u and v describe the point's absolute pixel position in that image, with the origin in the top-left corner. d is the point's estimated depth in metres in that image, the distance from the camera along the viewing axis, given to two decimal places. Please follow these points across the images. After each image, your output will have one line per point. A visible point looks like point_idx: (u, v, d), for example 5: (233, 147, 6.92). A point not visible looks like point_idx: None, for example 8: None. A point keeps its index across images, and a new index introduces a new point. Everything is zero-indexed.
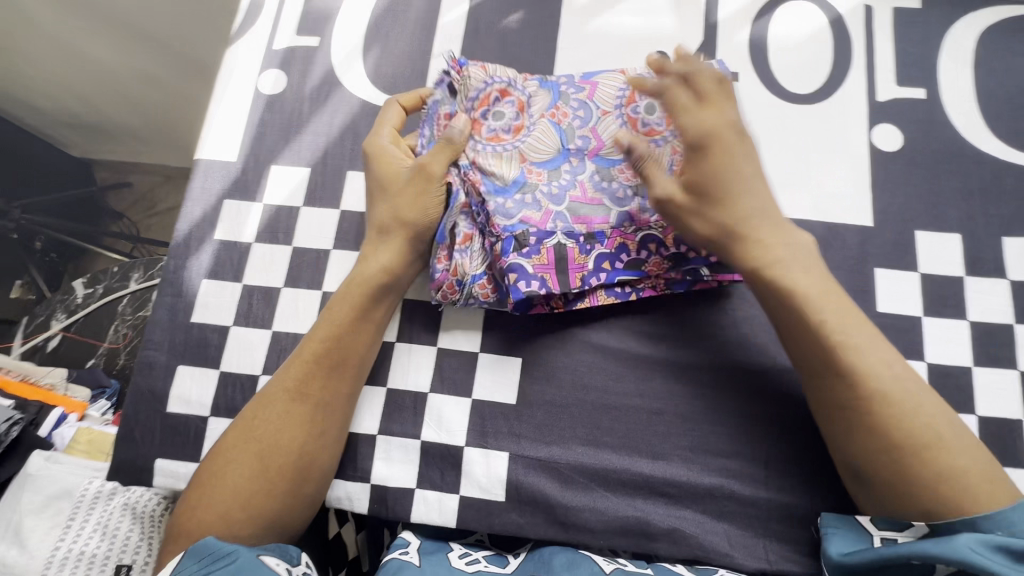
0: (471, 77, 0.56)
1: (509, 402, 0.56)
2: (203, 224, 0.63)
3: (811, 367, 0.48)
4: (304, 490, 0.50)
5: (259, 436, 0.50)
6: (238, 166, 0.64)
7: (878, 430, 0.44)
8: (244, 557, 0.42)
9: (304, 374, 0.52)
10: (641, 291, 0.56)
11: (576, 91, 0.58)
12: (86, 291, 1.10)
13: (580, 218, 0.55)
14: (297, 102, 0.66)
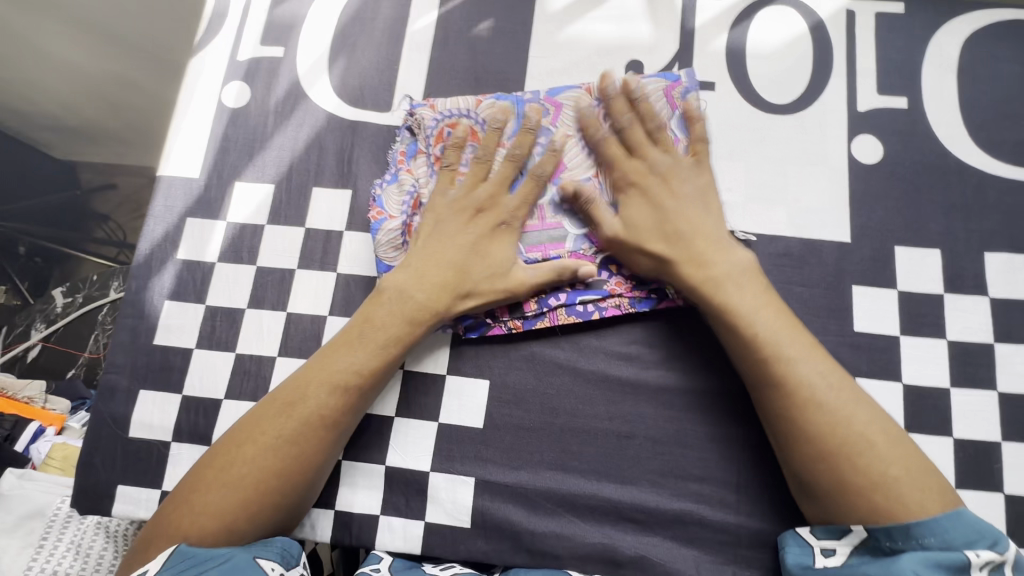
0: (423, 117, 0.58)
1: (476, 426, 0.55)
2: (165, 243, 0.61)
3: (753, 375, 0.49)
4: (308, 494, 0.51)
5: (281, 452, 0.48)
6: (201, 182, 0.63)
7: (815, 437, 0.46)
8: (237, 560, 0.44)
9: (341, 404, 0.50)
10: (605, 309, 0.55)
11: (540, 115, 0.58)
12: (65, 300, 1.09)
13: (535, 246, 0.56)
14: (260, 116, 0.64)
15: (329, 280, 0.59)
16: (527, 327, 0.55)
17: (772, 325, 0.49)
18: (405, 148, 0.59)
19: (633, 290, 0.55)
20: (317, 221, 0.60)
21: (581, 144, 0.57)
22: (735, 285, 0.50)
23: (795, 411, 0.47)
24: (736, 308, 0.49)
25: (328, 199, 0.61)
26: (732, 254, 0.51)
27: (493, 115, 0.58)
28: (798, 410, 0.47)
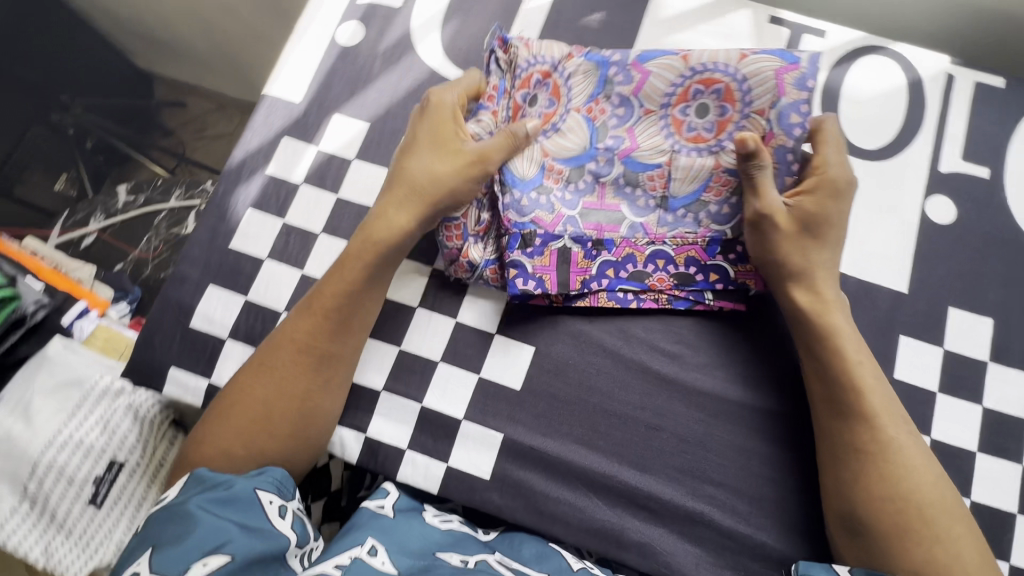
0: (517, 54, 0.56)
1: (513, 387, 0.57)
2: (257, 157, 0.65)
3: (841, 404, 0.51)
4: (308, 426, 0.53)
5: (267, 380, 0.53)
6: (301, 108, 0.66)
7: (895, 480, 0.48)
8: (239, 490, 0.46)
9: (311, 328, 0.54)
10: (643, 300, 0.58)
11: (623, 82, 0.56)
12: (127, 198, 1.16)
13: (594, 222, 0.56)
14: (369, 58, 0.67)
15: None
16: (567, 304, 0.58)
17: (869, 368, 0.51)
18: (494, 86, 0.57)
19: (673, 288, 0.56)
20: None
21: (661, 123, 0.56)
22: (843, 317, 0.53)
23: (880, 451, 0.49)
24: (838, 340, 0.52)
25: None
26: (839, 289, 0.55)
27: (578, 74, 0.56)
28: (886, 450, 0.49)
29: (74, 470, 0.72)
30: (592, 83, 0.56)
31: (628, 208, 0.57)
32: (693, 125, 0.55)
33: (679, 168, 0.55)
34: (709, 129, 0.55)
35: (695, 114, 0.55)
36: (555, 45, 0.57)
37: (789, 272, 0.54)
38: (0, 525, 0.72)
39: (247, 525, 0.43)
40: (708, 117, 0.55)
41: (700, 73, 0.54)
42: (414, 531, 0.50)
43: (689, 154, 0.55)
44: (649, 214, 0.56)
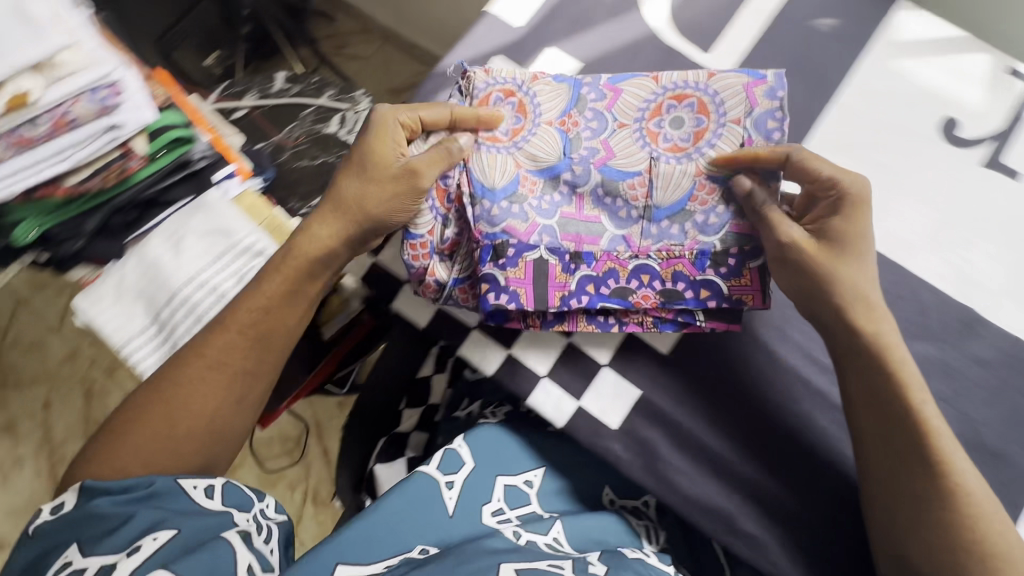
0: (476, 77, 0.62)
1: (662, 349, 0.60)
2: (467, 69, 0.67)
3: (897, 445, 0.52)
4: (203, 456, 0.63)
5: (176, 399, 0.62)
6: (519, 33, 0.67)
7: (959, 514, 0.50)
8: (163, 485, 0.57)
9: (229, 343, 0.64)
10: (625, 324, 0.59)
11: (595, 100, 0.61)
12: (282, 85, 1.20)
13: (570, 234, 0.59)
14: (594, 4, 0.68)
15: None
16: (544, 328, 0.59)
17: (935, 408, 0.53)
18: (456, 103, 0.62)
19: (660, 305, 0.58)
20: None
21: (635, 134, 0.60)
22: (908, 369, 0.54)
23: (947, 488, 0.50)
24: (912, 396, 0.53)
25: None
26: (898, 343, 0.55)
27: (544, 90, 0.61)
28: (960, 486, 0.50)
29: (204, 310, 0.77)
30: (564, 100, 0.61)
31: (608, 223, 0.59)
32: (668, 136, 0.59)
33: (661, 177, 0.59)
34: (686, 140, 0.60)
35: (669, 125, 0.60)
36: (516, 69, 0.62)
37: (845, 303, 0.55)
38: (128, 337, 0.77)
39: (180, 511, 0.55)
40: (683, 129, 0.60)
41: (673, 91, 0.60)
42: (459, 533, 0.67)
43: (669, 162, 0.59)
44: (628, 228, 0.59)
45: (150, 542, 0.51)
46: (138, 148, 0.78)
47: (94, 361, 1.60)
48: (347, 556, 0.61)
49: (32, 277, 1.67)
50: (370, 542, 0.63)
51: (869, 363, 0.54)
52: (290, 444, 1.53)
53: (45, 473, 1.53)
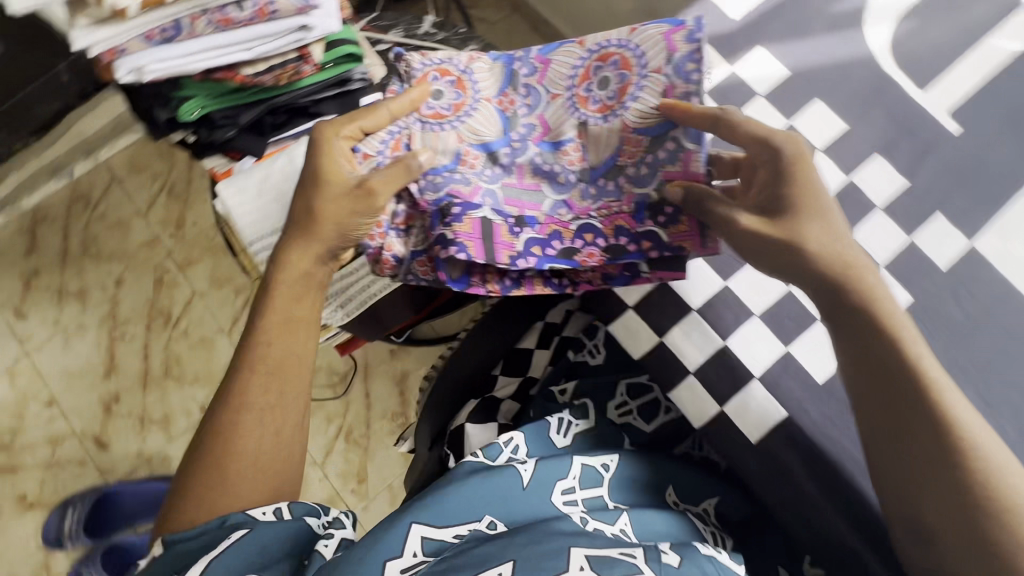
0: (412, 60, 0.74)
1: (816, 379, 0.65)
2: (671, 52, 0.66)
3: (915, 450, 0.57)
4: (268, 485, 0.69)
5: (221, 460, 0.68)
6: (732, 27, 0.66)
7: (999, 517, 0.54)
8: (235, 518, 0.65)
9: (254, 381, 0.71)
10: (579, 283, 0.71)
11: (527, 75, 0.72)
12: (429, 29, 1.19)
13: (514, 200, 0.70)
14: (814, 15, 0.66)
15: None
16: (503, 288, 0.71)
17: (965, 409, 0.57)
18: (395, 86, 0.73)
19: (605, 260, 0.67)
20: (803, 122, 0.63)
21: (566, 102, 0.70)
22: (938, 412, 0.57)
23: (982, 492, 0.55)
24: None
25: (817, 116, 0.64)
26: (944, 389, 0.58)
27: (479, 69, 0.73)
28: (1002, 495, 0.54)
29: None
30: (498, 80, 0.73)
31: (550, 189, 0.70)
32: (594, 97, 0.69)
33: (589, 140, 0.69)
34: (610, 97, 0.68)
35: (595, 85, 0.69)
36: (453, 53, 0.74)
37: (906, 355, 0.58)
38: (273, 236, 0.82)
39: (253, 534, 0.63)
40: (603, 90, 0.69)
41: (595, 52, 0.69)
42: (521, 514, 0.70)
43: (599, 124, 0.68)
44: (568, 192, 0.70)
45: (234, 535, 0.63)
46: (315, 54, 0.78)
47: (169, 253, 1.65)
48: (422, 516, 0.65)
49: (130, 159, 1.71)
50: (449, 509, 0.67)
51: (891, 368, 0.58)
52: (335, 378, 1.55)
53: (104, 346, 1.59)
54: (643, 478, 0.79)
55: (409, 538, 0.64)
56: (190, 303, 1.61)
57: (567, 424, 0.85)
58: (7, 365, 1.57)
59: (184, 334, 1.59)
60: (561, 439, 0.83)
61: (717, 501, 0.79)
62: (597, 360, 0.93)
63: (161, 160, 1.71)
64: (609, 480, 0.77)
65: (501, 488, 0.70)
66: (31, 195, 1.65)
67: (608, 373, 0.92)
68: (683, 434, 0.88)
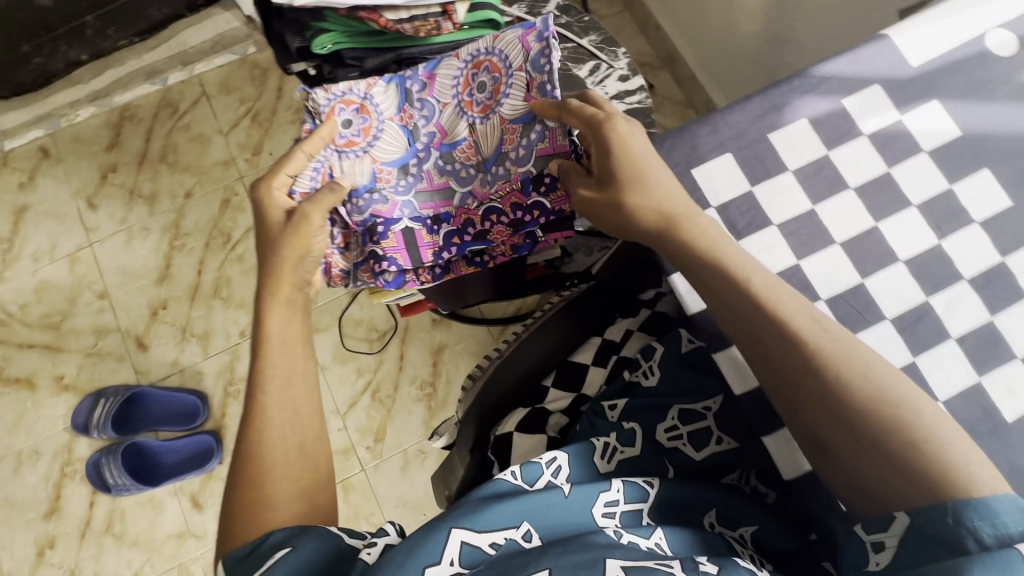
0: (317, 97, 0.79)
1: None
2: (842, 83, 0.62)
3: (804, 390, 0.54)
4: (307, 496, 0.63)
5: (254, 478, 0.62)
6: (911, 73, 0.61)
7: (902, 432, 0.51)
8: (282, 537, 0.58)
9: (269, 387, 0.66)
10: (494, 257, 0.86)
11: (419, 90, 0.82)
12: (553, 10, 1.13)
13: (429, 204, 0.83)
14: (1001, 78, 0.61)
15: (928, 242, 0.58)
16: (434, 275, 0.85)
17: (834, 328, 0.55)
18: (306, 125, 0.79)
19: (510, 236, 0.82)
20: (966, 190, 0.59)
21: (455, 107, 0.81)
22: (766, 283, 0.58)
23: (869, 412, 0.52)
24: None
25: (985, 187, 0.59)
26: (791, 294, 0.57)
27: (379, 89, 0.81)
28: None
29: None
30: (396, 98, 0.81)
31: (456, 184, 0.83)
32: (476, 101, 0.81)
33: (480, 137, 0.81)
34: (481, 104, 0.80)
35: (475, 90, 0.81)
36: (348, 83, 0.81)
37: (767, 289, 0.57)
38: None
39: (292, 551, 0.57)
40: (482, 94, 0.80)
41: (471, 62, 0.80)
42: (556, 524, 0.64)
43: (482, 123, 0.81)
44: (471, 184, 0.82)
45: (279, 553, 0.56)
46: (458, 13, 0.78)
47: (240, 178, 1.67)
48: (462, 521, 0.60)
49: (222, 78, 1.73)
50: (488, 516, 0.61)
51: (754, 311, 0.56)
52: (374, 335, 1.56)
53: (162, 253, 1.62)
54: (679, 500, 0.72)
55: (449, 545, 0.57)
56: (251, 230, 1.63)
57: (611, 450, 0.77)
58: (70, 250, 1.63)
59: (238, 259, 1.62)
60: (605, 464, 0.76)
61: (757, 531, 0.70)
62: (651, 381, 0.82)
63: (251, 85, 1.72)
64: (653, 498, 0.71)
65: (537, 504, 0.64)
66: (124, 92, 1.68)
67: (661, 396, 0.81)
68: (733, 464, 0.77)
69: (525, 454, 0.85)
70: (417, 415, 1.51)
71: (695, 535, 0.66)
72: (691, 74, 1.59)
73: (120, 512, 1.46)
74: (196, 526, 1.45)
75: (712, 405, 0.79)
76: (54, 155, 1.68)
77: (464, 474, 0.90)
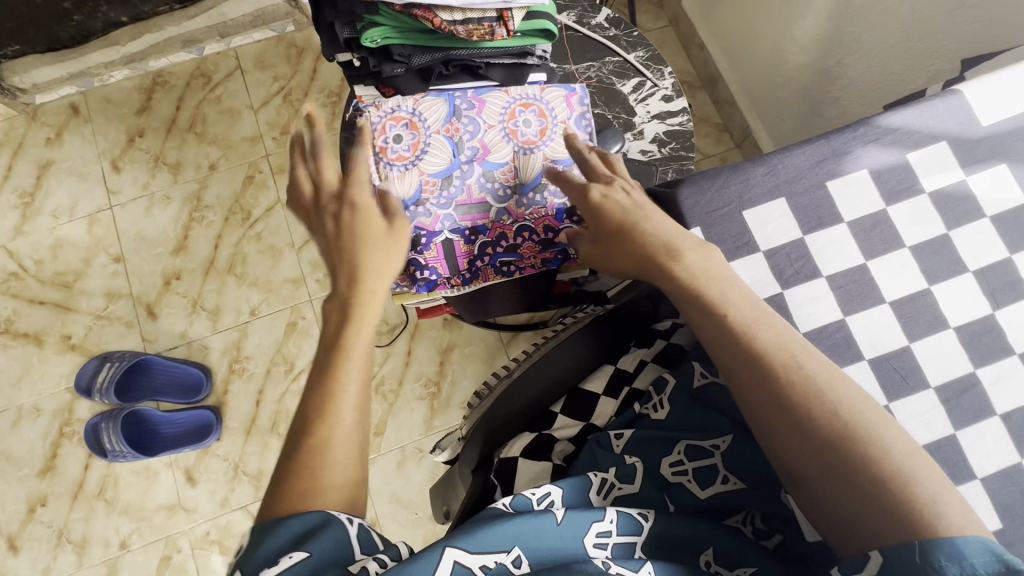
0: (371, 114, 0.83)
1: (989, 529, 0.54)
2: (907, 137, 0.61)
3: (774, 420, 0.53)
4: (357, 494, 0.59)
5: (303, 462, 0.57)
6: (978, 134, 0.61)
7: (867, 466, 0.49)
8: (313, 522, 0.54)
9: (331, 371, 0.62)
10: (522, 270, 0.86)
11: (467, 108, 0.84)
12: (602, 22, 1.11)
13: (467, 215, 0.83)
14: None
15: (981, 311, 0.59)
16: (464, 284, 0.85)
17: (807, 363, 0.54)
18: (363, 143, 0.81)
19: (539, 253, 0.84)
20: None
21: (499, 131, 0.84)
22: (743, 308, 0.57)
23: (835, 444, 0.50)
24: None
25: None
26: (769, 321, 0.57)
27: (430, 107, 0.84)
28: None
29: None
30: (442, 112, 0.83)
31: (491, 200, 0.83)
32: (519, 130, 0.84)
33: (520, 163, 0.83)
34: (525, 133, 0.84)
35: (521, 123, 0.84)
36: (400, 102, 0.84)
37: (747, 322, 0.56)
38: None
39: (324, 545, 0.53)
40: (526, 126, 0.84)
41: (519, 100, 0.85)
42: (546, 547, 0.60)
43: (526, 154, 0.84)
44: (507, 202, 0.83)
45: (288, 559, 0.52)
46: (513, 21, 0.78)
47: (266, 155, 1.66)
48: (457, 539, 0.57)
49: (258, 54, 1.71)
50: (486, 534, 0.58)
51: (732, 340, 0.56)
52: (384, 328, 1.55)
53: (181, 223, 1.62)
54: (671, 533, 0.66)
55: (442, 565, 0.56)
56: (271, 209, 1.62)
57: (608, 485, 0.72)
58: (90, 212, 1.62)
59: (257, 237, 1.61)
60: (600, 500, 0.71)
61: (756, 573, 0.63)
62: (660, 413, 0.79)
63: (287, 63, 1.71)
64: (648, 530, 0.65)
65: (533, 526, 0.60)
66: (159, 58, 1.68)
67: (670, 429, 0.77)
68: (737, 505, 0.71)
69: (529, 480, 0.84)
70: (419, 413, 1.50)
71: (686, 568, 0.60)
72: (730, 99, 1.57)
73: (114, 478, 1.45)
74: (187, 500, 1.45)
75: (721, 443, 0.74)
76: (84, 114, 1.68)
77: (466, 497, 0.85)
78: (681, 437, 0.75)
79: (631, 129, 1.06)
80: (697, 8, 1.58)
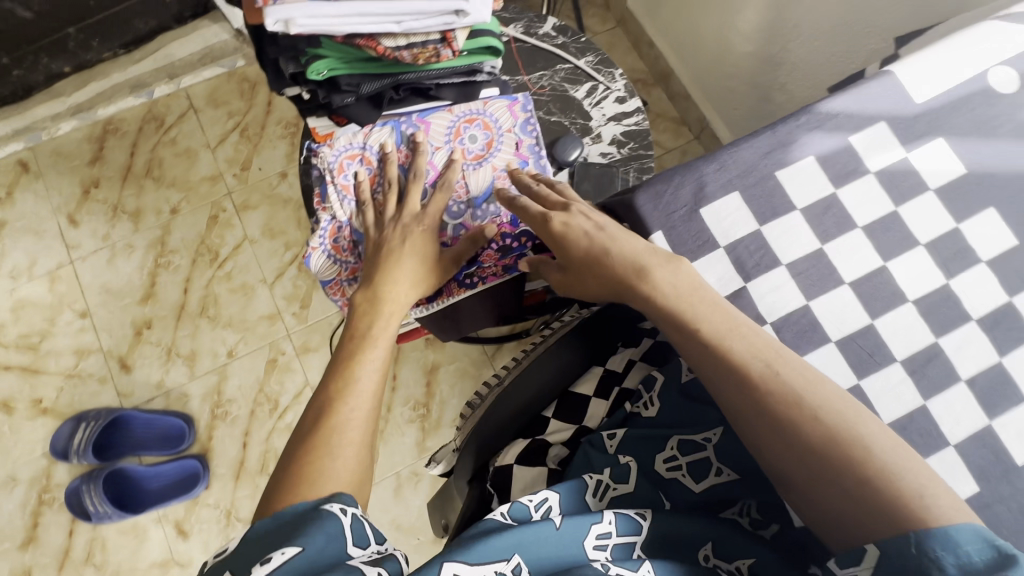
0: (325, 154, 0.85)
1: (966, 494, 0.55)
2: (846, 121, 0.63)
3: (759, 428, 0.54)
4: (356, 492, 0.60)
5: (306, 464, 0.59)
6: (915, 111, 0.63)
7: (851, 465, 0.50)
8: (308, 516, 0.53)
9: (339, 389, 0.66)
10: (485, 280, 0.88)
11: (414, 130, 0.87)
12: (550, 31, 1.12)
13: None
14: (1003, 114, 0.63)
15: (937, 281, 0.61)
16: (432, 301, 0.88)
17: (784, 369, 0.55)
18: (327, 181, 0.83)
19: (500, 261, 0.86)
20: (972, 229, 0.61)
21: (447, 150, 0.88)
22: (719, 321, 0.58)
23: (820, 446, 0.51)
24: None
25: (990, 224, 0.61)
26: (744, 331, 0.58)
27: (378, 138, 0.86)
28: None
29: None
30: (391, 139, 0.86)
31: (446, 217, 0.86)
32: (466, 147, 0.88)
33: (471, 179, 0.87)
34: (472, 151, 0.88)
35: (466, 141, 0.88)
36: (348, 137, 0.85)
37: (721, 335, 0.57)
38: None
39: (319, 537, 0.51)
40: (472, 143, 0.88)
41: (463, 118, 0.89)
42: (546, 547, 0.60)
43: (474, 168, 0.87)
44: (462, 217, 0.86)
45: (280, 556, 0.50)
46: (457, 41, 0.78)
47: (229, 193, 1.63)
48: (455, 554, 0.56)
49: (210, 91, 1.69)
50: (484, 544, 0.58)
51: (709, 355, 0.57)
52: None
53: (147, 271, 1.58)
54: (670, 532, 0.66)
55: None
56: (239, 246, 1.60)
57: (603, 487, 0.72)
58: (51, 269, 1.57)
59: (227, 276, 1.58)
60: (595, 502, 0.71)
61: (756, 565, 0.64)
62: (650, 412, 0.80)
63: (240, 98, 1.69)
64: (647, 530, 0.65)
65: (531, 533, 0.60)
66: (108, 105, 1.64)
67: (661, 427, 0.77)
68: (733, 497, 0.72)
69: (524, 487, 0.84)
70: (410, 437, 1.48)
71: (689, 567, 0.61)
72: (684, 92, 1.59)
73: (101, 540, 1.40)
74: (180, 554, 1.40)
75: (712, 436, 0.74)
76: (34, 170, 1.63)
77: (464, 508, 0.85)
78: (670, 434, 0.76)
79: (589, 133, 1.07)
80: (643, 7, 1.61)
